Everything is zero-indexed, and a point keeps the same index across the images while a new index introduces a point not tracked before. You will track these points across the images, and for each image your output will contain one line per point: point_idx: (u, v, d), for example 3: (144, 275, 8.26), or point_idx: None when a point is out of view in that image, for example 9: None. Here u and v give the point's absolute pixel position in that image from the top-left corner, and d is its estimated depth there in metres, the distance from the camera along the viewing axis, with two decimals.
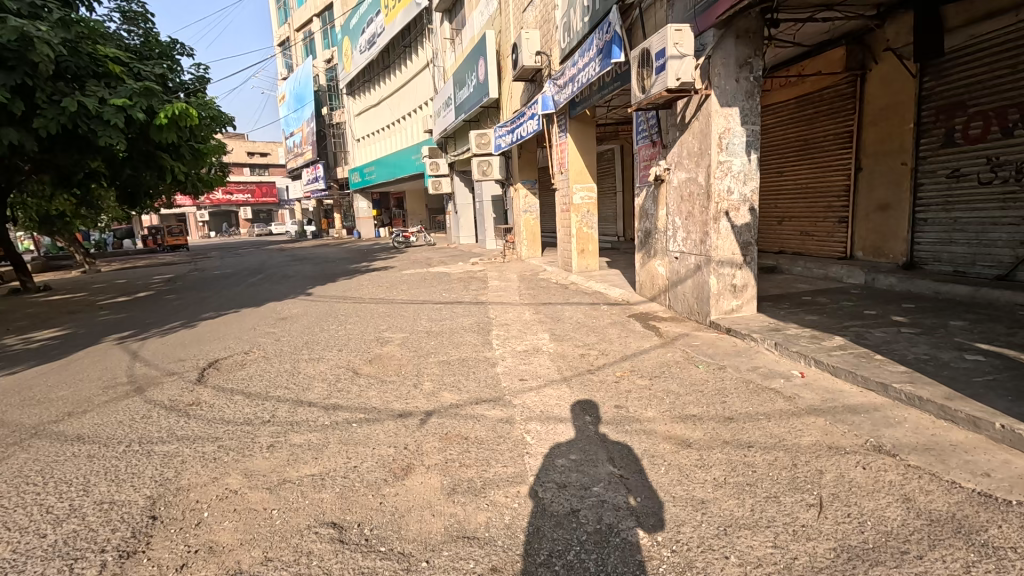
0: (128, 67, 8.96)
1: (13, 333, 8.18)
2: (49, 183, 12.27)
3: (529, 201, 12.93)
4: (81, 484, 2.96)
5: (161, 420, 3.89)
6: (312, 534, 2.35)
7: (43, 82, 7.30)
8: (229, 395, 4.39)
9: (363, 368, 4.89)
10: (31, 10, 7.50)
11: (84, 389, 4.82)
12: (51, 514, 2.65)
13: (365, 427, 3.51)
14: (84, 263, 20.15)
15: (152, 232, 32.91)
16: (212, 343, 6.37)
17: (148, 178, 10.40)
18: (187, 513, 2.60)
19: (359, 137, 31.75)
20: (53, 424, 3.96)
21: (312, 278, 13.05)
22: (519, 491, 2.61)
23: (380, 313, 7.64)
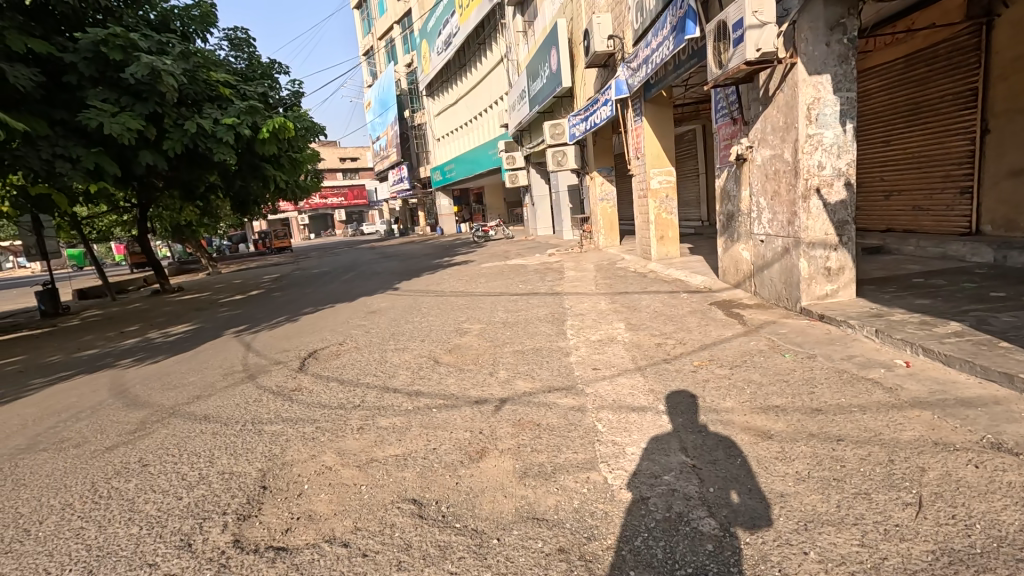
0: (236, 88, 10.01)
1: (156, 329, 9.54)
2: (178, 197, 14.00)
3: (606, 187, 12.82)
4: (207, 456, 3.44)
5: (270, 403, 4.39)
6: (396, 509, 2.56)
7: (170, 109, 8.41)
8: (327, 381, 4.84)
9: (443, 357, 5.15)
10: (158, 46, 8.64)
11: (209, 376, 5.53)
12: (185, 481, 3.11)
13: (444, 412, 3.72)
14: (207, 266, 22.85)
15: (262, 236, 36.47)
16: (312, 336, 7.01)
17: (255, 187, 11.56)
18: (290, 485, 2.93)
19: (439, 137, 32.88)
20: (186, 405, 4.60)
21: (398, 274, 13.86)
22: (590, 477, 2.64)
23: (460, 305, 7.96)
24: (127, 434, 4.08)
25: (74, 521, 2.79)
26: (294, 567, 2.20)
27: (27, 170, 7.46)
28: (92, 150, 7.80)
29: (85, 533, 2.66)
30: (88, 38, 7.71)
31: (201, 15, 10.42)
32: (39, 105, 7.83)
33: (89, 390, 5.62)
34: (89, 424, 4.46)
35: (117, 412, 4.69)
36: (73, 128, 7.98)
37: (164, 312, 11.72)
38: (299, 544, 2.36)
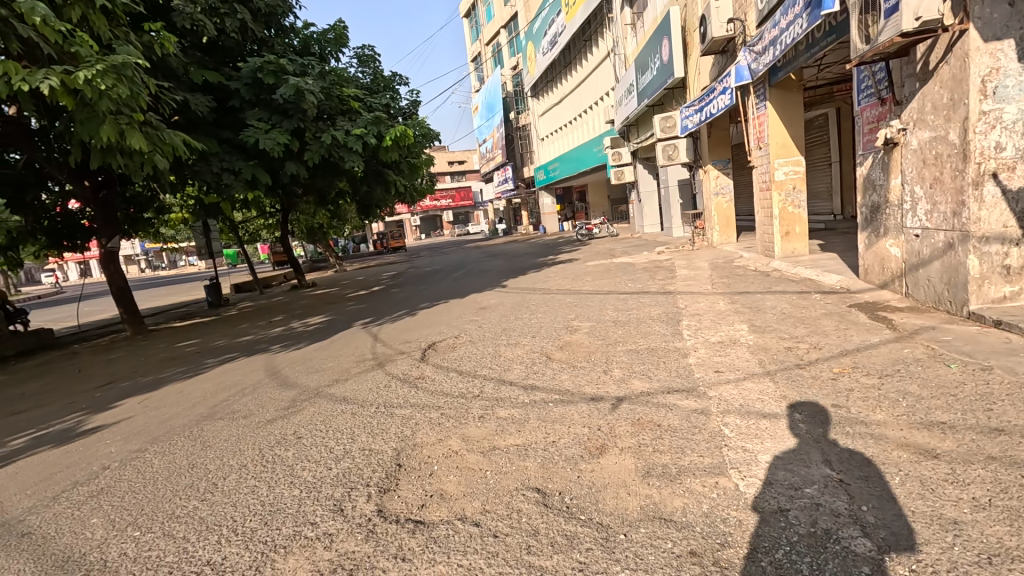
0: (363, 101, 10.91)
1: (297, 319, 10.79)
2: (314, 202, 15.66)
3: (721, 181, 12.08)
4: (349, 433, 3.83)
5: (398, 389, 4.78)
6: (521, 495, 2.66)
7: (310, 124, 9.44)
8: (447, 371, 5.16)
9: (555, 354, 5.22)
10: (302, 69, 9.76)
11: (345, 363, 6.16)
12: (333, 454, 3.50)
13: (560, 406, 3.78)
14: (335, 265, 25.33)
15: (380, 237, 39.59)
16: (430, 329, 7.49)
17: (378, 192, 12.53)
18: (422, 465, 3.17)
19: (543, 136, 33.22)
20: (326, 388, 5.16)
21: (505, 272, 14.24)
22: (719, 482, 2.53)
23: (567, 303, 8.01)
24: (283, 410, 4.69)
25: (249, 480, 3.28)
26: (432, 540, 2.38)
27: (202, 182, 8.87)
28: (250, 164, 9.03)
29: (259, 491, 3.11)
30: (249, 67, 8.95)
31: (336, 37, 11.57)
32: (211, 127, 9.25)
33: (249, 370, 6.52)
34: (252, 399, 5.17)
35: (272, 391, 5.39)
36: (236, 144, 9.30)
37: (303, 305, 13.24)
38: (434, 520, 2.55)
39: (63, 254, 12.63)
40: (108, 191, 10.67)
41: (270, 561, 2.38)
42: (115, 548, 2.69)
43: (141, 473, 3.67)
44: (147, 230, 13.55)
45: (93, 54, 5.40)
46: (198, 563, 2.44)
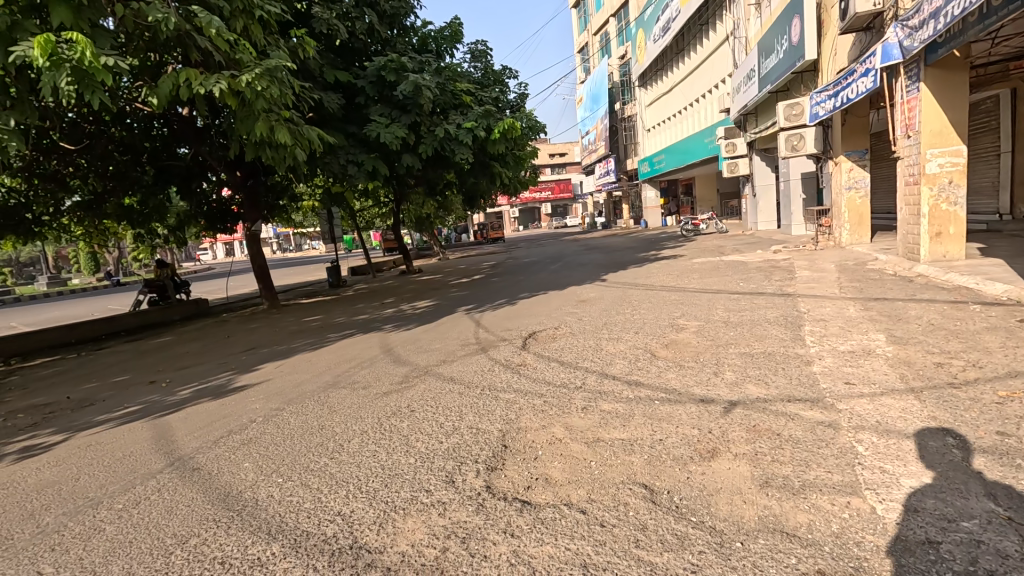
0: (474, 95, 11.25)
1: (406, 302, 11.53)
2: (424, 192, 16.52)
3: (856, 174, 10.89)
4: (457, 412, 4.04)
5: (502, 374, 4.94)
6: (627, 489, 2.64)
7: (426, 118, 9.94)
8: (548, 361, 5.23)
9: (660, 351, 5.07)
10: (420, 66, 10.31)
11: (451, 345, 6.48)
12: (443, 429, 3.72)
13: (668, 405, 3.67)
14: (438, 252, 26.61)
15: (480, 227, 40.88)
16: (531, 318, 7.61)
17: (484, 184, 12.89)
18: (527, 448, 3.27)
19: (650, 127, 32.04)
20: (435, 367, 5.48)
21: (604, 265, 14.03)
22: (851, 502, 2.32)
23: (672, 300, 7.71)
24: (397, 384, 5.07)
25: (370, 445, 3.60)
26: (540, 521, 2.45)
27: (330, 172, 9.74)
28: (372, 156, 9.75)
29: (378, 455, 3.40)
30: (374, 66, 9.63)
31: (451, 34, 11.99)
32: (340, 122, 10.11)
33: (366, 346, 7.12)
34: (369, 372, 5.65)
35: (387, 366, 5.84)
36: (360, 138, 10.09)
37: (411, 289, 14.11)
38: (540, 502, 2.62)
39: (217, 235, 14.60)
40: (253, 180, 12.11)
41: (391, 520, 2.59)
42: (264, 490, 3.09)
43: (280, 428, 4.18)
44: (282, 216, 15.20)
45: (253, 59, 6.14)
46: (330, 513, 2.73)
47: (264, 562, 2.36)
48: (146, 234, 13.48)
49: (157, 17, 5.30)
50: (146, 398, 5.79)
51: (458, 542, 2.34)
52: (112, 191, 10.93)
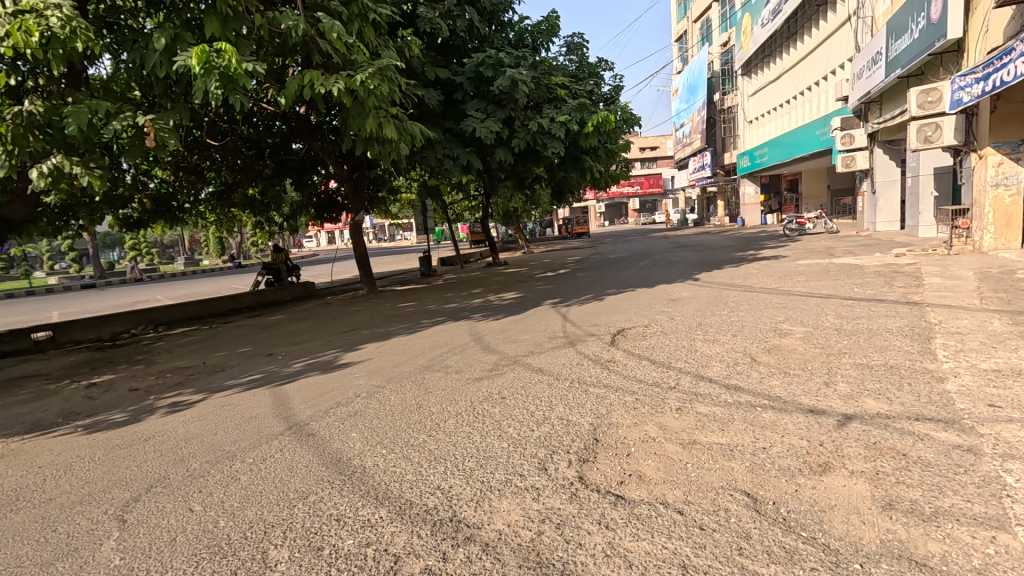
0: (569, 89, 11.17)
1: (494, 293, 11.81)
2: (513, 186, 16.75)
3: (1005, 169, 9.52)
4: (547, 402, 4.09)
5: (591, 369, 4.93)
6: (728, 495, 2.54)
7: (520, 113, 10.07)
8: (639, 358, 5.13)
9: (761, 356, 4.78)
10: (517, 61, 10.45)
11: (538, 337, 6.56)
12: (534, 418, 3.79)
13: (772, 413, 3.46)
14: (524, 246, 26.89)
15: (566, 222, 40.71)
16: (620, 315, 7.48)
17: (574, 178, 12.80)
18: (619, 444, 3.24)
19: (752, 119, 29.99)
20: (523, 357, 5.59)
21: (697, 264, 13.41)
22: (996, 537, 2.07)
23: (775, 303, 7.21)
24: (487, 371, 5.24)
25: (464, 427, 3.75)
26: (634, 516, 2.43)
27: (427, 166, 10.17)
28: (467, 151, 10.07)
29: (472, 437, 3.55)
30: (472, 62, 9.90)
31: (548, 28, 12.00)
32: (438, 118, 10.53)
33: (457, 333, 7.41)
34: (461, 358, 5.88)
35: (478, 353, 6.05)
36: (456, 133, 10.43)
37: (497, 281, 14.42)
38: (635, 498, 2.60)
39: (324, 224, 15.80)
40: (358, 173, 12.94)
41: (487, 499, 2.70)
42: (369, 459, 3.34)
43: (382, 404, 4.49)
44: (381, 207, 16.13)
45: (366, 60, 6.57)
46: (430, 486, 2.90)
47: (373, 524, 2.57)
48: (265, 222, 14.94)
49: (288, 24, 5.87)
50: (266, 368, 6.48)
51: (552, 528, 2.39)
52: (240, 183, 12.24)
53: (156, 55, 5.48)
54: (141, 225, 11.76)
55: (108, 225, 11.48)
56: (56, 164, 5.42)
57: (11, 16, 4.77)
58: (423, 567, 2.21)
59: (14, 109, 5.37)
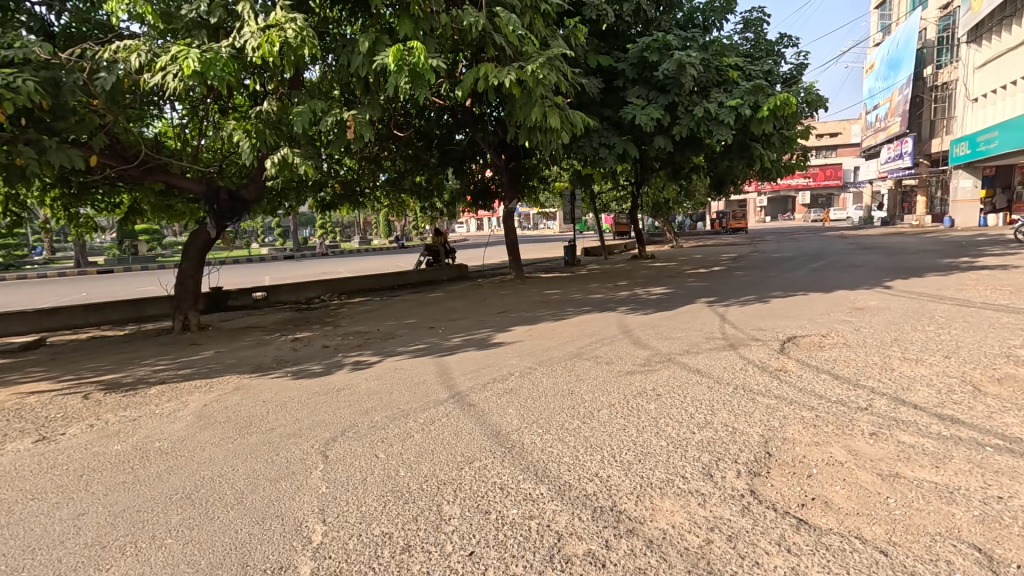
0: (743, 70, 10.19)
1: (641, 287, 11.45)
2: (668, 177, 15.93)
3: None
4: (708, 406, 3.85)
5: (758, 375, 4.52)
6: (949, 545, 2.13)
7: (685, 98, 9.47)
8: (817, 371, 4.55)
9: (987, 386, 3.91)
10: (685, 43, 9.84)
11: (693, 336, 6.20)
12: (694, 420, 3.59)
13: (1008, 457, 2.81)
14: (671, 239, 25.57)
15: (721, 216, 37.73)
16: (788, 320, 6.72)
17: (739, 167, 11.69)
18: (797, 462, 2.92)
19: (976, 96, 24.49)
20: (678, 356, 5.34)
21: (888, 269, 11.45)
22: None
23: (1004, 323, 5.84)
24: (639, 365, 5.11)
25: (620, 420, 3.69)
26: (823, 545, 2.18)
27: (583, 154, 10.14)
28: (624, 138, 9.80)
29: (629, 431, 3.48)
30: (638, 47, 9.57)
31: (723, 5, 11.06)
32: (598, 106, 10.40)
33: (605, 324, 7.34)
34: (611, 350, 5.81)
35: (628, 346, 5.93)
36: (614, 121, 10.22)
37: (644, 274, 13.93)
38: (822, 524, 2.32)
39: (478, 211, 16.61)
40: (515, 163, 13.38)
41: (649, 495, 2.65)
42: (527, 437, 3.47)
43: (536, 385, 4.65)
44: (532, 196, 16.57)
45: (536, 50, 6.76)
46: (588, 473, 2.91)
47: (535, 498, 2.68)
48: (428, 207, 16.22)
49: (469, 21, 6.27)
50: (429, 340, 7.12)
51: (723, 539, 2.26)
52: (410, 171, 13.46)
53: (360, 57, 6.26)
54: (332, 207, 13.63)
55: (308, 207, 13.56)
56: (283, 155, 6.56)
57: (262, 31, 5.81)
58: (586, 550, 2.25)
59: (258, 110, 6.64)
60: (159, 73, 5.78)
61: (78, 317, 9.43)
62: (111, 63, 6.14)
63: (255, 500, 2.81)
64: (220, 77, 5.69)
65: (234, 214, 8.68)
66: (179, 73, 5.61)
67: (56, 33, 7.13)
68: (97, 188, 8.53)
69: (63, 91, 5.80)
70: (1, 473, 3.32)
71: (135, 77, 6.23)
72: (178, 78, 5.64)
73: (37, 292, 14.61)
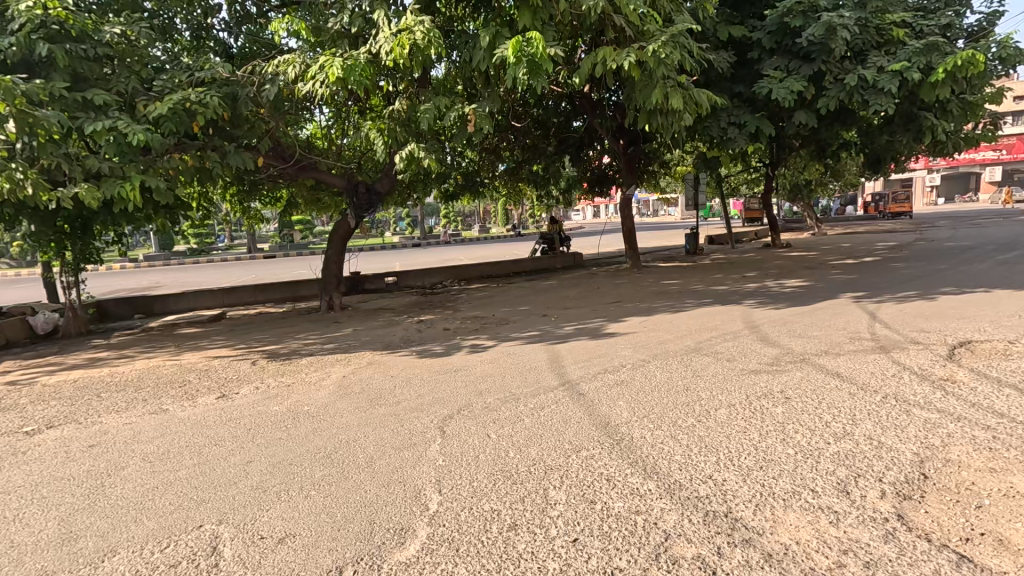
0: (912, 27, 8.67)
1: (772, 278, 10.45)
2: (810, 156, 14.23)
3: None
4: (849, 414, 3.43)
5: (914, 384, 3.90)
6: None
7: (834, 65, 8.33)
8: (997, 383, 3.81)
9: None
10: (837, 2, 8.63)
11: (834, 335, 5.53)
12: (830, 429, 3.23)
13: None
14: (813, 226, 22.90)
15: (878, 199, 32.89)
16: (961, 322, 5.69)
17: (903, 142, 10.02)
18: (962, 489, 2.49)
19: None
20: (814, 356, 4.80)
21: None
22: None
23: None
24: (767, 364, 4.69)
25: (741, 422, 3.43)
26: None
27: (709, 135, 9.45)
28: (757, 115, 8.95)
29: (750, 434, 3.23)
30: (777, 13, 8.62)
31: None
32: (727, 82, 9.61)
33: (729, 318, 6.85)
34: (733, 346, 5.41)
35: (754, 343, 5.47)
36: (746, 97, 9.36)
37: (777, 265, 12.67)
38: (992, 567, 1.97)
39: (595, 198, 16.30)
40: (634, 148, 12.90)
41: (769, 505, 2.45)
42: (637, 430, 3.39)
43: (649, 378, 4.52)
44: (652, 181, 15.88)
45: (658, 28, 6.44)
46: (702, 474, 2.77)
47: (642, 494, 2.62)
48: (545, 196, 16.31)
49: (588, 5, 6.14)
50: (542, 327, 7.24)
51: (859, 565, 2.03)
52: (528, 160, 13.66)
53: (481, 52, 6.48)
54: (455, 197, 14.24)
55: (434, 198, 14.44)
56: (411, 150, 7.06)
57: (394, 35, 6.26)
58: (695, 554, 2.16)
59: (391, 109, 7.20)
60: (311, 81, 6.54)
61: (250, 295, 11.15)
62: (274, 75, 7.09)
63: (382, 465, 3.12)
64: (359, 81, 6.28)
65: (370, 206, 9.57)
66: (325, 80, 6.30)
67: (235, 53, 8.41)
68: (263, 185, 9.93)
69: (239, 103, 6.85)
70: (194, 421, 4.10)
71: (291, 86, 7.11)
72: (325, 85, 6.33)
73: (223, 273, 17.57)
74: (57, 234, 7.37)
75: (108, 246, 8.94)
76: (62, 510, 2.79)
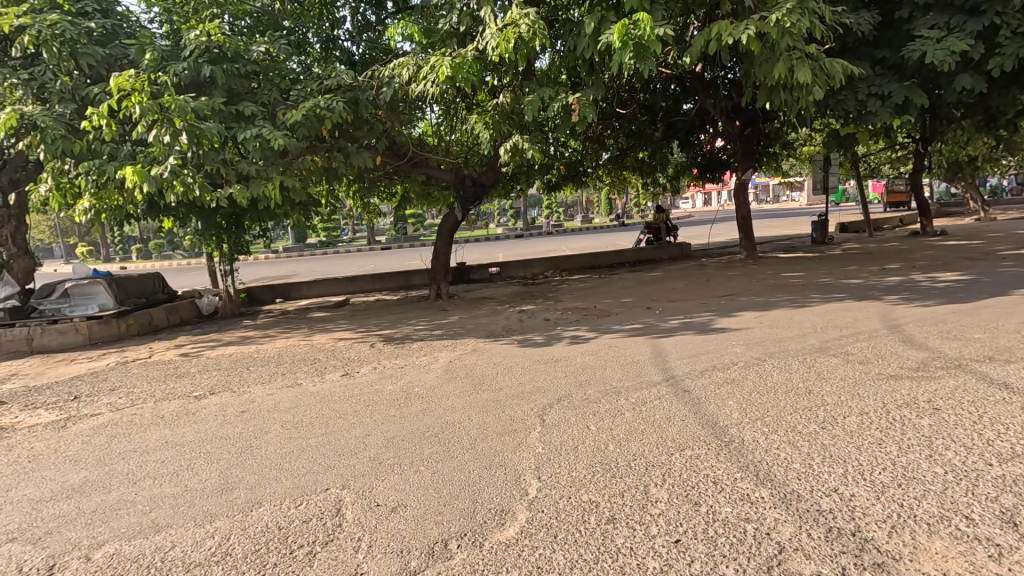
0: None
1: (921, 271, 9.08)
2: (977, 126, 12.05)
3: None
4: (1019, 433, 2.90)
5: None
6: None
7: (1012, 16, 6.96)
8: None
9: None
10: None
11: (1003, 339, 4.68)
12: (994, 448, 2.75)
13: None
14: (978, 210, 19.40)
15: None
16: None
17: None
18: None
19: None
20: (974, 362, 4.11)
21: None
22: None
23: None
24: (912, 369, 4.11)
25: (875, 432, 3.05)
26: None
27: (844, 111, 8.39)
28: (906, 83, 7.78)
29: (886, 447, 2.86)
30: None
31: None
32: (869, 48, 8.46)
33: (864, 315, 6.10)
34: (868, 347, 4.81)
35: (894, 344, 4.82)
36: (893, 63, 8.18)
37: (929, 255, 10.96)
38: None
39: (705, 184, 15.28)
40: (751, 129, 11.90)
41: (909, 529, 2.16)
42: (749, 433, 3.16)
43: (763, 378, 4.19)
44: (773, 164, 14.52)
45: None
46: (824, 487, 2.52)
47: (753, 501, 2.45)
48: (650, 183, 15.65)
49: None
50: (645, 320, 7.00)
51: None
52: (633, 147, 13.19)
53: (586, 39, 6.37)
54: (558, 187, 14.11)
55: (537, 189, 14.51)
56: (514, 142, 7.16)
57: (500, 30, 6.38)
58: (815, 571, 1.98)
59: (496, 102, 7.36)
60: (422, 82, 6.88)
61: (368, 283, 12.14)
62: (390, 78, 7.54)
63: (485, 448, 3.26)
64: (466, 78, 6.52)
65: (475, 198, 9.90)
66: (435, 79, 6.60)
67: (357, 60, 9.10)
68: (381, 182, 10.70)
69: (360, 106, 7.47)
70: (323, 395, 4.59)
71: (405, 88, 7.56)
72: (435, 84, 6.64)
73: (347, 263, 19.29)
74: (217, 229, 8.60)
75: (255, 239, 10.24)
76: (222, 463, 3.29)
